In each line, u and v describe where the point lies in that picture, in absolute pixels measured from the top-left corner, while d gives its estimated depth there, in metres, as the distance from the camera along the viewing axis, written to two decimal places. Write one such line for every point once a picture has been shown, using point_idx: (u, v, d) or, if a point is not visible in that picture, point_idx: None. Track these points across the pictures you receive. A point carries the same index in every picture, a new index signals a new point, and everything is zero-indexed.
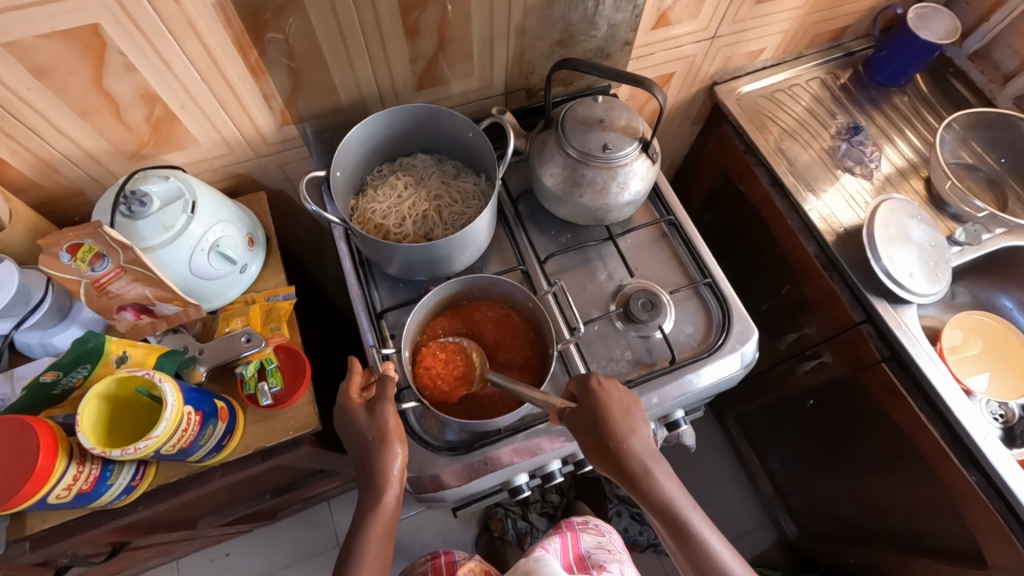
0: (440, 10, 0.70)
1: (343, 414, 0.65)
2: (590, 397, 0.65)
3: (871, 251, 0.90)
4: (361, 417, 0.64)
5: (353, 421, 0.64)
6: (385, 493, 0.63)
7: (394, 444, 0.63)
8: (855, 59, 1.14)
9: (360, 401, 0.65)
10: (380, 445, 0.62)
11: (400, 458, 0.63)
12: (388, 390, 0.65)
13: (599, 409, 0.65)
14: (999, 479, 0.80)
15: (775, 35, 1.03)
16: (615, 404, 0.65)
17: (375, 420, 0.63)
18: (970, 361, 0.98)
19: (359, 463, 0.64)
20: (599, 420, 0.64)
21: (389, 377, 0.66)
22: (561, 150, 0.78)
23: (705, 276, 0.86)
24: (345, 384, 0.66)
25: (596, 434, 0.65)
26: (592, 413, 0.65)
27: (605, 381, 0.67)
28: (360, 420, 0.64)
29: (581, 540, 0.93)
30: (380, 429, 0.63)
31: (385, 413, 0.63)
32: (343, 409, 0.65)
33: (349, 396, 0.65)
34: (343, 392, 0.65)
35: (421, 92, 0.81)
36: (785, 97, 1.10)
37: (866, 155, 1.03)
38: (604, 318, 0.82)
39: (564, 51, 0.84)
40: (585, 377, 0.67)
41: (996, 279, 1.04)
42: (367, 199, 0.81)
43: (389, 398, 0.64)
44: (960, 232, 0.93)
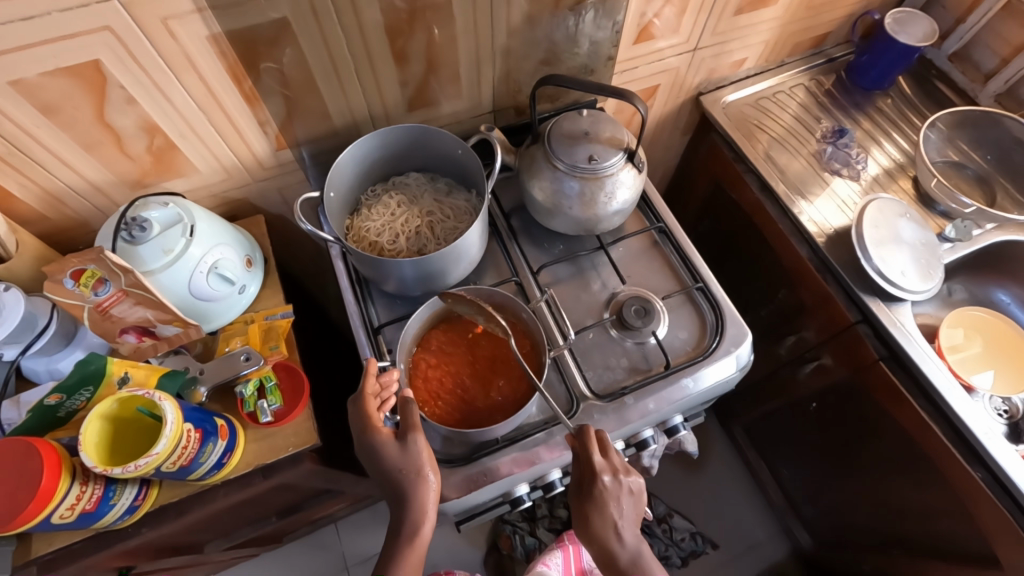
0: (426, 34, 0.72)
1: (370, 441, 0.65)
2: (590, 491, 0.66)
3: (862, 252, 0.90)
4: (392, 450, 0.64)
5: (379, 450, 0.64)
6: (421, 524, 0.64)
7: (428, 474, 0.64)
8: (836, 65, 1.16)
9: (387, 430, 0.65)
10: (413, 476, 0.63)
11: (432, 480, 0.64)
12: (414, 419, 0.65)
13: (595, 506, 0.65)
14: (1005, 475, 0.79)
15: (757, 45, 1.06)
16: (611, 509, 0.65)
17: (407, 452, 0.64)
18: (974, 360, 0.98)
19: (392, 494, 0.65)
20: (592, 515, 0.65)
21: (411, 402, 0.66)
22: (549, 163, 0.80)
23: (697, 281, 0.87)
24: (362, 409, 0.66)
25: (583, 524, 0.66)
26: (587, 505, 0.66)
27: (610, 483, 0.65)
28: (392, 454, 0.64)
29: (582, 552, 1.02)
30: (412, 461, 0.64)
31: (416, 444, 0.64)
32: (369, 435, 0.65)
33: (371, 421, 0.65)
34: (365, 418, 0.65)
35: (412, 113, 0.83)
36: (771, 104, 1.12)
37: (852, 157, 1.04)
38: (598, 326, 0.83)
39: (550, 68, 0.87)
40: (595, 476, 0.65)
41: (990, 274, 1.04)
42: (361, 217, 0.83)
43: (416, 427, 0.65)
44: (950, 228, 0.94)
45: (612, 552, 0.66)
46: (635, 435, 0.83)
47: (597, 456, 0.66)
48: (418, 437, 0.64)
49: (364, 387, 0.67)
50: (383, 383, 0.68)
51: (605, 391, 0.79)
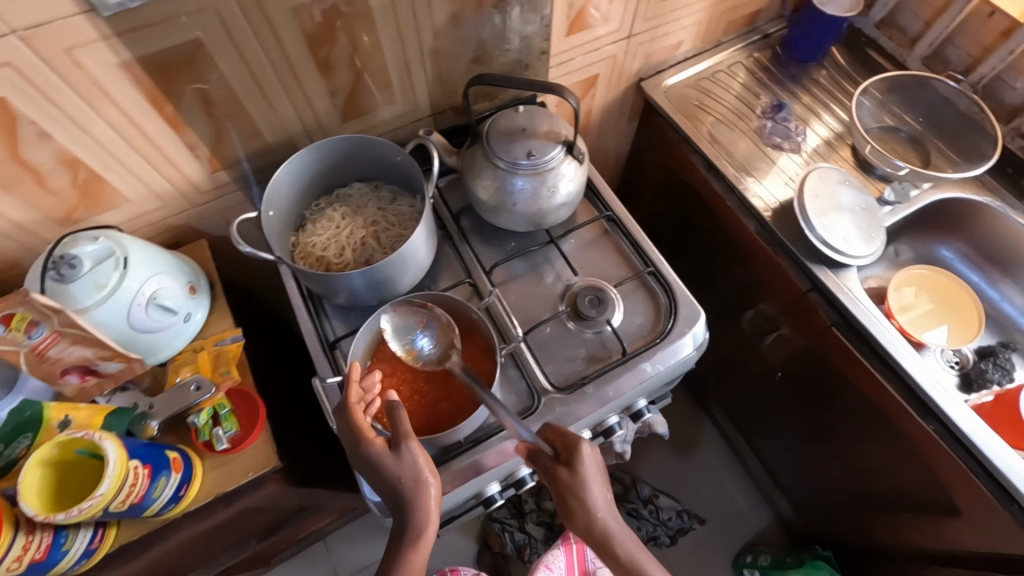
0: (350, 42, 0.71)
1: (364, 451, 0.63)
2: (574, 463, 0.69)
3: (805, 223, 0.92)
4: (387, 459, 0.63)
5: (375, 457, 0.63)
6: (424, 527, 0.63)
7: (428, 478, 0.63)
8: (771, 41, 1.18)
9: (379, 440, 0.63)
10: (412, 483, 0.63)
11: (430, 483, 0.63)
12: (404, 426, 0.63)
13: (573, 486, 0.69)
14: (956, 426, 0.82)
15: (691, 27, 1.07)
16: (592, 477, 0.70)
17: (402, 461, 0.62)
18: (924, 318, 1.02)
19: (391, 500, 0.64)
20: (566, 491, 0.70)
21: (397, 407, 0.63)
22: (490, 162, 0.80)
23: (648, 266, 0.88)
24: (350, 417, 0.65)
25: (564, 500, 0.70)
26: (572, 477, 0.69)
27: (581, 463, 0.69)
28: (389, 464, 0.62)
29: (585, 552, 1.04)
30: (409, 470, 0.62)
31: (410, 452, 0.62)
32: (362, 444, 0.64)
33: (363, 431, 0.64)
34: (354, 425, 0.64)
35: (347, 124, 0.83)
36: (711, 84, 1.13)
37: (791, 130, 1.06)
38: (554, 319, 0.84)
39: (482, 67, 0.86)
40: (578, 444, 0.69)
41: (932, 231, 1.07)
42: (306, 233, 0.81)
43: (409, 434, 0.63)
44: (890, 192, 0.97)
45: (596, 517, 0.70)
46: (601, 424, 0.84)
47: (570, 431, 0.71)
48: (412, 444, 0.62)
49: (347, 395, 0.66)
50: (365, 388, 0.67)
51: (565, 383, 0.80)
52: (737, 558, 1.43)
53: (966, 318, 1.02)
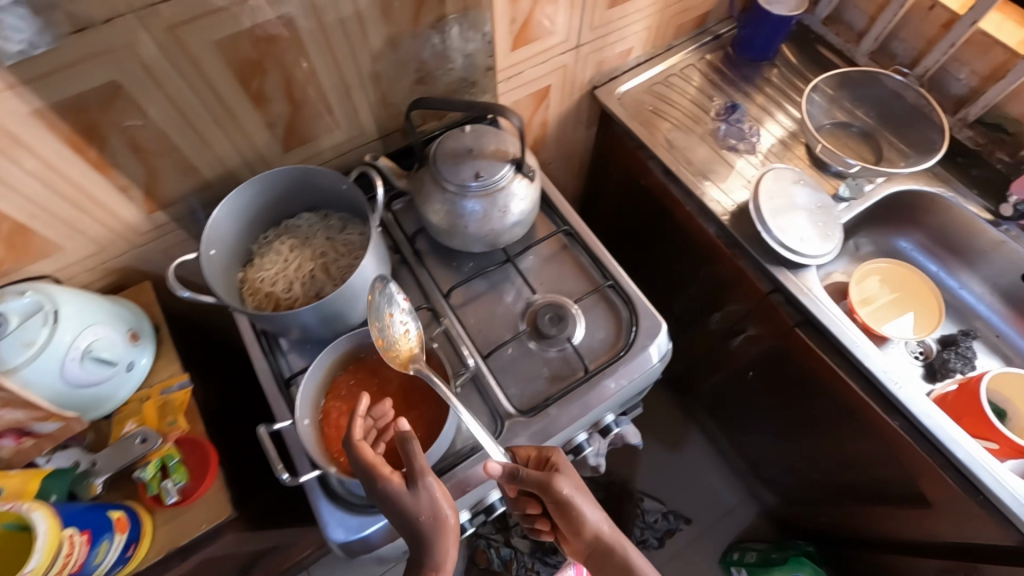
0: (282, 72, 0.69)
1: (379, 489, 0.60)
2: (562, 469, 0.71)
3: (761, 225, 0.92)
4: (405, 497, 0.60)
5: (391, 494, 0.60)
6: (444, 563, 0.61)
7: (447, 514, 0.61)
8: (722, 41, 1.18)
9: (395, 476, 0.60)
10: (432, 520, 0.60)
11: (446, 516, 0.61)
12: (420, 461, 0.60)
13: (564, 501, 0.70)
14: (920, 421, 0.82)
15: (640, 33, 1.06)
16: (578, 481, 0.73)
17: (421, 498, 0.60)
18: (888, 309, 1.02)
19: (409, 538, 0.61)
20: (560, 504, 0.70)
21: (409, 440, 0.59)
22: (439, 186, 0.79)
23: (607, 279, 0.87)
24: (360, 453, 0.60)
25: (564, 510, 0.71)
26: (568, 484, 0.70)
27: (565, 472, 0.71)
28: (406, 501, 0.59)
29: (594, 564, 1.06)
30: (428, 506, 0.60)
31: (428, 489, 0.60)
32: (376, 482, 0.60)
33: (376, 467, 0.60)
34: (366, 462, 0.60)
35: (290, 153, 0.80)
36: (664, 89, 1.13)
37: (746, 131, 1.06)
38: (515, 340, 0.83)
39: (426, 87, 0.85)
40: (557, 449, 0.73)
41: (889, 223, 1.07)
42: (254, 268, 0.79)
43: (425, 470, 0.60)
44: (844, 188, 0.97)
45: (593, 518, 0.72)
46: (570, 442, 0.83)
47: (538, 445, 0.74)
48: (430, 477, 0.60)
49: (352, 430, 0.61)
50: (375, 416, 0.67)
51: (528, 405, 0.79)
52: (725, 556, 1.43)
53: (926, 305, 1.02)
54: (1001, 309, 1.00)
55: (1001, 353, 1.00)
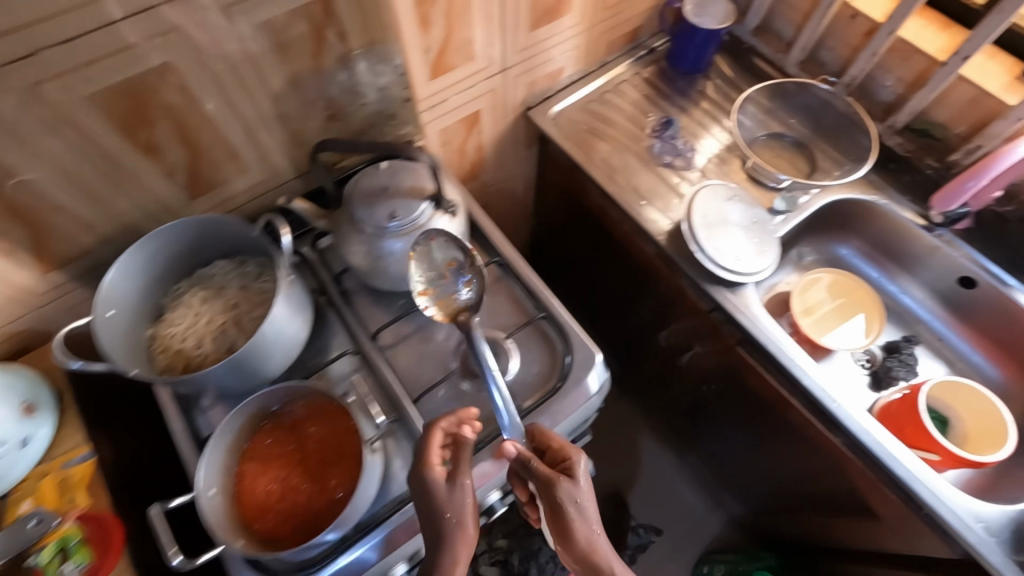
0: (174, 121, 0.66)
1: (422, 477, 0.63)
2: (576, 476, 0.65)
3: (695, 245, 0.90)
4: (439, 489, 0.62)
5: (428, 485, 0.63)
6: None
7: (468, 524, 0.61)
8: (657, 55, 1.17)
9: (439, 470, 0.64)
10: (454, 523, 0.60)
11: (468, 520, 0.61)
12: (465, 463, 0.65)
13: (568, 511, 0.63)
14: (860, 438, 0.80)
15: (569, 52, 1.04)
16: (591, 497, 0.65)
17: (454, 495, 0.62)
18: (834, 316, 1.02)
19: (428, 535, 0.61)
20: (562, 517, 0.63)
21: (467, 442, 0.66)
22: (356, 227, 0.76)
23: (541, 310, 0.85)
24: (427, 440, 0.66)
25: (571, 529, 0.62)
26: (578, 496, 0.64)
27: (581, 479, 0.65)
28: (439, 494, 0.62)
29: None
30: (458, 508, 0.61)
31: (462, 490, 0.62)
32: (421, 470, 0.64)
33: (427, 456, 0.64)
34: (422, 451, 0.65)
35: (198, 201, 0.77)
36: (600, 106, 1.11)
37: (681, 147, 1.05)
38: (447, 381, 0.80)
39: (341, 123, 0.82)
40: (577, 451, 0.67)
41: (828, 231, 1.07)
42: (165, 323, 0.75)
43: (466, 471, 0.64)
44: (780, 201, 0.97)
45: (602, 552, 0.61)
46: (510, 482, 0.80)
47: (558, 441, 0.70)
48: (467, 477, 0.64)
49: (438, 419, 0.67)
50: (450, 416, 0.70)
51: None
52: (695, 569, 1.42)
53: (868, 306, 1.02)
54: (941, 313, 1.00)
55: (944, 357, 1.00)
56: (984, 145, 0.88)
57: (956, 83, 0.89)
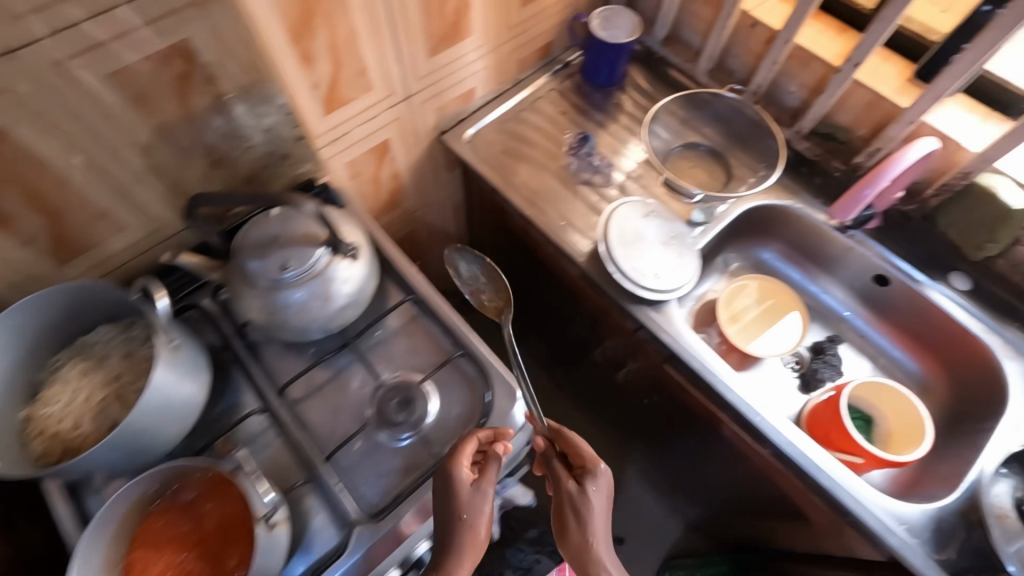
0: (21, 186, 0.60)
1: (451, 477, 0.67)
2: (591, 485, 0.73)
3: (614, 265, 0.89)
4: (464, 489, 0.67)
5: (456, 485, 0.67)
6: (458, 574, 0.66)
7: (480, 530, 0.67)
8: (571, 69, 1.15)
9: (467, 473, 0.68)
10: (468, 526, 0.66)
11: (481, 521, 0.67)
12: (493, 471, 0.70)
13: (572, 511, 0.73)
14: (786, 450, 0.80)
15: (478, 74, 1.02)
16: (597, 506, 0.73)
17: (474, 500, 0.67)
18: (761, 322, 1.02)
19: (441, 528, 0.67)
20: (565, 513, 0.74)
21: (499, 453, 0.71)
22: (248, 281, 0.71)
23: (458, 347, 0.82)
24: (461, 446, 0.69)
25: (571, 526, 0.73)
26: (584, 502, 0.73)
27: (591, 488, 0.73)
28: (463, 495, 0.67)
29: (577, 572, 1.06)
30: (475, 512, 0.67)
31: (482, 495, 0.68)
32: (452, 470, 0.68)
33: (460, 461, 0.68)
34: (456, 456, 0.68)
35: (70, 265, 0.70)
36: (516, 126, 1.09)
37: (598, 163, 1.03)
38: (363, 433, 0.76)
39: (228, 169, 0.77)
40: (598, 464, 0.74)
41: (749, 236, 1.08)
42: (41, 403, 0.68)
43: (490, 477, 0.70)
44: (697, 212, 0.96)
45: (594, 549, 0.71)
46: None
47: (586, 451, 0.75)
48: (489, 481, 0.69)
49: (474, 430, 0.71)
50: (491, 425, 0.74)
51: (379, 506, 0.72)
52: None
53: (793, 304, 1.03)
54: (862, 310, 1.02)
55: (867, 353, 1.02)
56: (884, 147, 0.90)
57: (853, 87, 0.90)
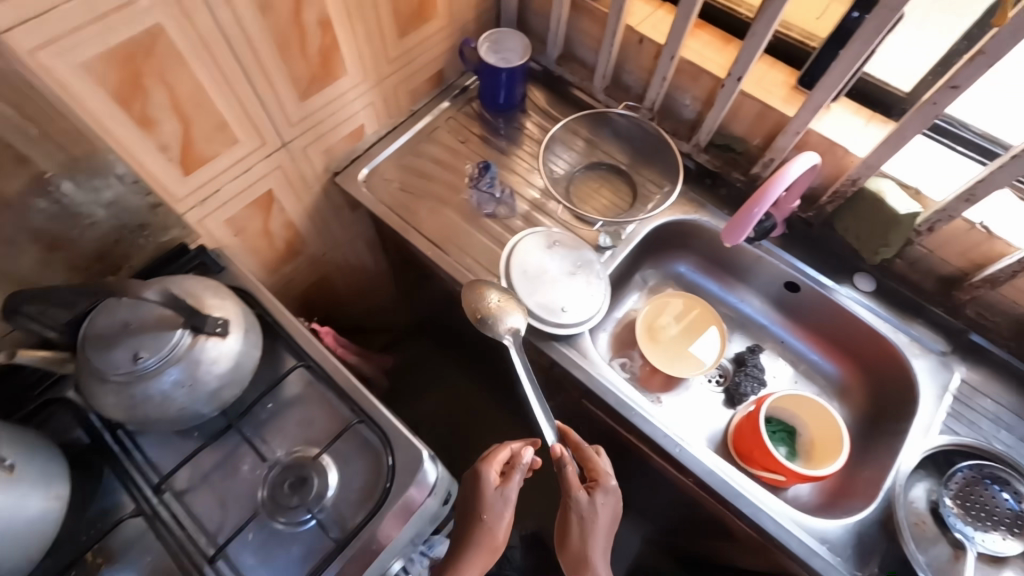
0: None
1: (479, 475, 0.78)
2: (602, 497, 0.78)
3: (519, 304, 0.85)
4: (489, 484, 0.77)
5: (482, 484, 0.77)
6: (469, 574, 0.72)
7: (497, 530, 0.74)
8: (469, 95, 1.11)
9: (495, 477, 0.78)
10: (484, 523, 0.75)
11: (498, 520, 0.75)
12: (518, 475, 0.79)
13: (578, 520, 0.77)
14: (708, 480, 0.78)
15: (364, 111, 0.96)
16: (603, 520, 0.77)
17: (495, 499, 0.76)
18: (681, 342, 1.00)
19: (463, 520, 0.76)
20: (569, 523, 0.77)
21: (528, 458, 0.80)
22: (98, 377, 0.63)
23: (358, 414, 0.77)
24: (494, 452, 0.80)
25: (574, 534, 0.76)
26: (595, 513, 0.77)
27: (598, 496, 0.78)
28: (487, 493, 0.77)
29: None
30: (494, 510, 0.76)
31: (502, 497, 0.76)
32: (482, 468, 0.78)
33: (492, 465, 0.79)
34: (488, 460, 0.79)
35: None
36: (414, 159, 1.04)
37: (501, 193, 0.99)
38: (254, 522, 0.70)
39: (71, 249, 0.69)
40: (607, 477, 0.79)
41: (664, 251, 1.06)
42: None
43: (514, 482, 0.78)
44: (605, 237, 0.94)
45: (590, 561, 0.74)
46: None
47: (601, 467, 0.81)
48: (511, 486, 0.77)
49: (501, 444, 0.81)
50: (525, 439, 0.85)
51: None
52: None
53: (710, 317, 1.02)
54: (777, 317, 1.02)
55: (788, 359, 1.01)
56: (777, 157, 0.89)
57: (742, 99, 0.89)
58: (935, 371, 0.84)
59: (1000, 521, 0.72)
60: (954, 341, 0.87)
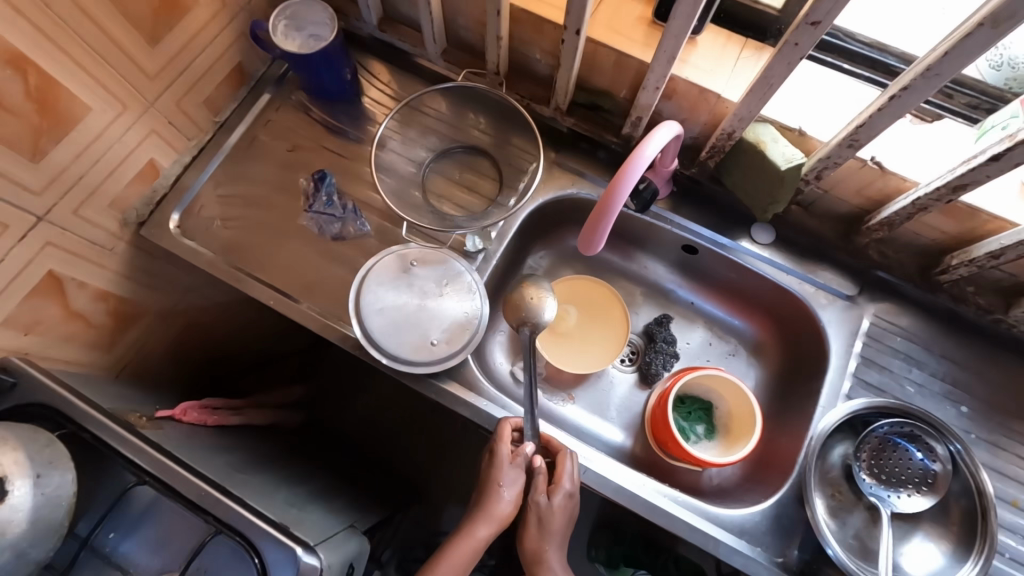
0: None
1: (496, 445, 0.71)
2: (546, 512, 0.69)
3: (377, 350, 0.74)
4: (503, 451, 0.70)
5: (499, 457, 0.70)
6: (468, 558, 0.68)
7: (504, 504, 0.68)
8: (287, 85, 0.91)
9: (507, 450, 0.70)
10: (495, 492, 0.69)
11: (510, 495, 0.69)
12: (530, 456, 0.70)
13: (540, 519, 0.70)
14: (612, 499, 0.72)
15: (147, 142, 0.77)
16: (559, 524, 0.70)
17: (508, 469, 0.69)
18: (580, 331, 0.92)
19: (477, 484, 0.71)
20: (527, 518, 0.71)
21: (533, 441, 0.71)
22: None
23: (216, 525, 0.66)
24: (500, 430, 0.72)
25: (537, 534, 0.70)
26: (549, 533, 0.69)
27: (558, 499, 0.69)
28: (502, 462, 0.69)
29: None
30: (510, 479, 0.69)
31: (512, 474, 0.69)
32: (497, 439, 0.71)
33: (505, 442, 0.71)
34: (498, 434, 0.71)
35: None
36: (237, 184, 0.87)
37: (344, 208, 0.85)
38: None
39: None
40: (561, 484, 0.69)
41: (548, 230, 0.94)
42: None
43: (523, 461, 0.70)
44: (471, 240, 0.82)
45: (545, 561, 0.69)
46: None
47: (568, 467, 0.71)
48: (520, 470, 0.70)
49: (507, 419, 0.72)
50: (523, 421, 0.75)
51: None
52: None
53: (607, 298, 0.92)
54: (683, 280, 0.93)
55: (698, 321, 0.94)
56: (643, 115, 0.75)
57: (594, 48, 0.73)
58: (842, 319, 0.78)
59: (909, 480, 0.69)
60: (861, 281, 0.80)
